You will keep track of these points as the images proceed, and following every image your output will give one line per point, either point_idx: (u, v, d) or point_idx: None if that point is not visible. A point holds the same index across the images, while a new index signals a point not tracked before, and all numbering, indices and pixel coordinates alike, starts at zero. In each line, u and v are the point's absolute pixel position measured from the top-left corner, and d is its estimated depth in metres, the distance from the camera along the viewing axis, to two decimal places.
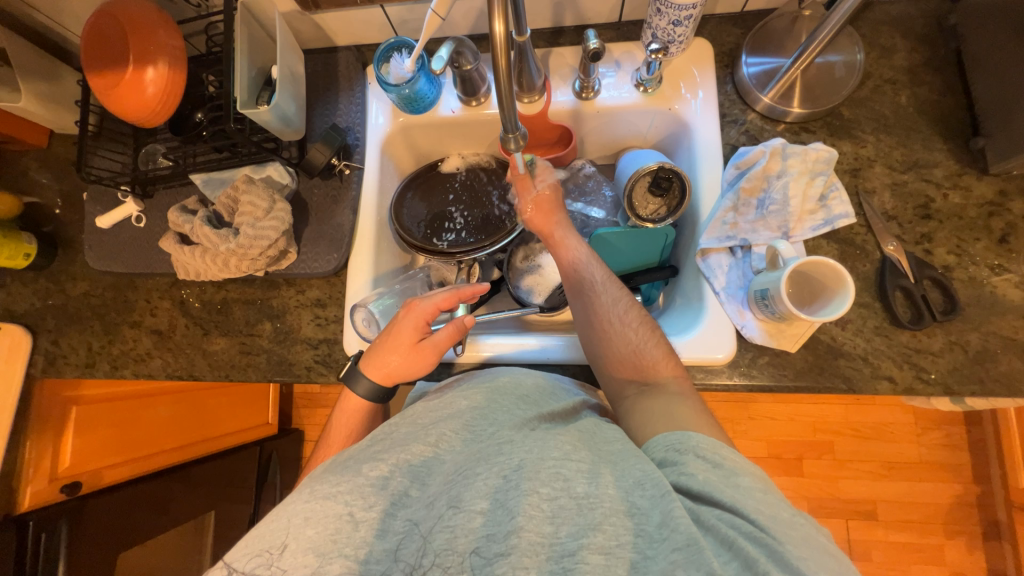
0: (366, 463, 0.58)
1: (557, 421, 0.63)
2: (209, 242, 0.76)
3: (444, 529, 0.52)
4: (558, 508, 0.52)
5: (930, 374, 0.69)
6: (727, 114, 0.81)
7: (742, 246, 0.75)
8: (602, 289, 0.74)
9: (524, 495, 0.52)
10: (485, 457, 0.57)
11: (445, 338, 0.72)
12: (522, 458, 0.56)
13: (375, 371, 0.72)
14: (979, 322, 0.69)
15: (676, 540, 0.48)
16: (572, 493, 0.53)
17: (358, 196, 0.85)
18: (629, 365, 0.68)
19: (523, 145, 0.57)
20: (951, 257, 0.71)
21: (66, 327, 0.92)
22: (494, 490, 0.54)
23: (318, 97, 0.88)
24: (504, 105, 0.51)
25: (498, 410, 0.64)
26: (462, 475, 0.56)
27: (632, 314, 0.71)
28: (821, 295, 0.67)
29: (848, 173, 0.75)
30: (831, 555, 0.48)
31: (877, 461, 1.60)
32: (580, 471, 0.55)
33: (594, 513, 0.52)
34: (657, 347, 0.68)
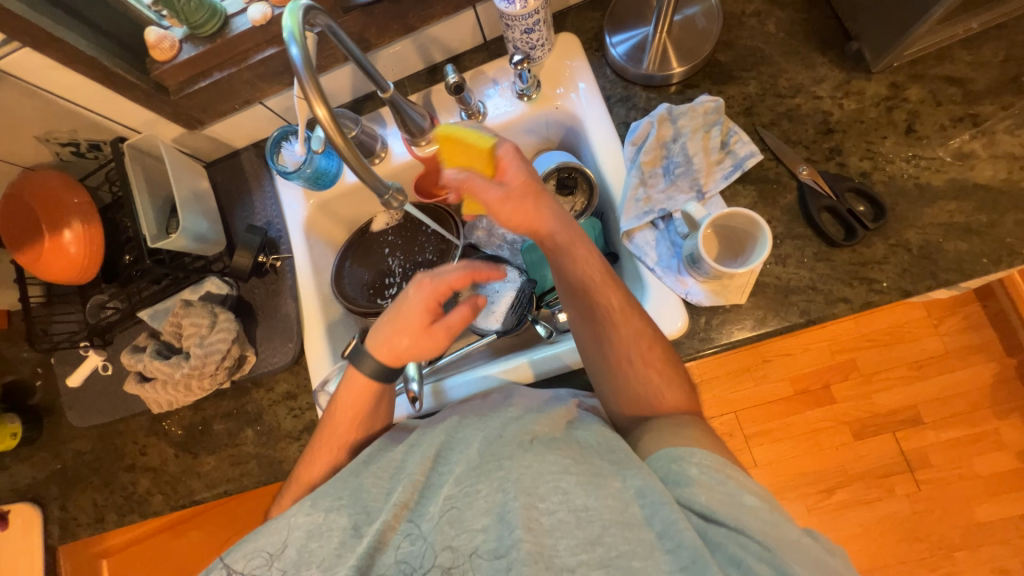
0: (368, 478, 0.59)
1: (562, 429, 0.60)
2: (164, 373, 0.78)
3: (444, 538, 0.53)
4: (558, 522, 0.52)
5: (882, 284, 0.67)
6: (612, 95, 0.81)
7: (662, 217, 0.75)
8: (621, 321, 0.64)
9: (520, 507, 0.52)
10: (484, 470, 0.56)
11: (458, 321, 0.66)
12: (520, 470, 0.55)
13: (385, 351, 0.66)
14: (912, 218, 0.68)
15: (680, 554, 0.48)
16: (571, 505, 0.52)
17: (295, 283, 0.87)
18: (644, 408, 0.63)
19: (404, 198, 0.59)
20: (866, 163, 0.70)
21: (69, 490, 0.94)
22: (496, 507, 0.53)
23: (233, 203, 0.91)
24: (363, 173, 0.52)
25: (499, 417, 0.61)
26: (458, 486, 0.55)
27: (654, 353, 0.63)
28: (747, 241, 0.67)
29: (742, 113, 0.75)
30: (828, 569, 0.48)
31: (903, 364, 1.55)
32: (582, 484, 0.54)
33: (594, 528, 0.51)
34: (676, 393, 0.63)
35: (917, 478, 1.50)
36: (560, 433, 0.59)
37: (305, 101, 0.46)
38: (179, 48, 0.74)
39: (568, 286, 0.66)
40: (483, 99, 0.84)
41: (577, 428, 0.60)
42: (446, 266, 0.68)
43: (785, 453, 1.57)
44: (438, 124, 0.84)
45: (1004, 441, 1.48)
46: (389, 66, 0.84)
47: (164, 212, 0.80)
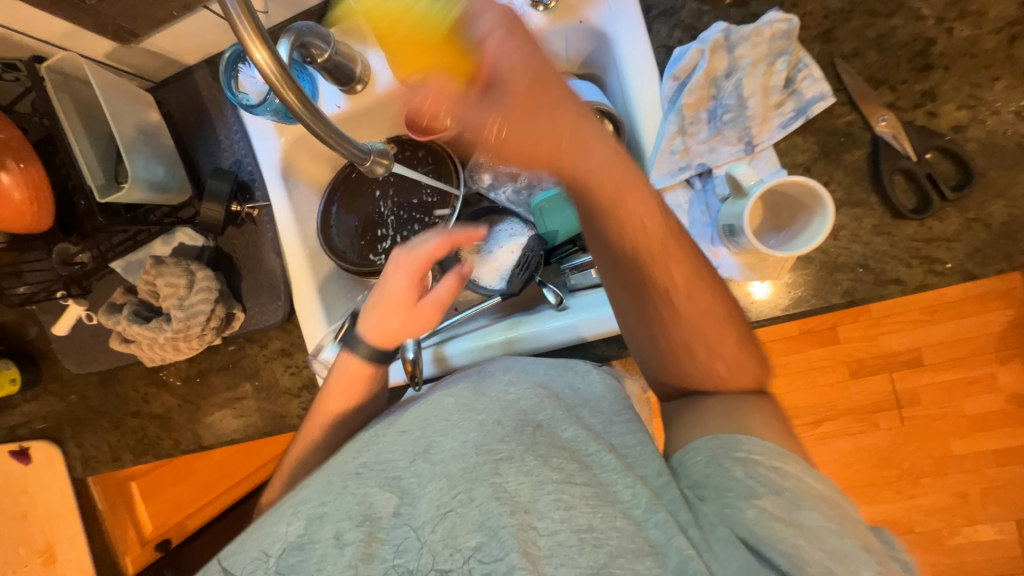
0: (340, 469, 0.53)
1: (561, 424, 0.54)
2: (147, 337, 0.73)
3: (438, 552, 0.47)
4: (556, 545, 0.46)
5: (945, 265, 0.58)
6: (652, 6, 0.63)
7: (700, 174, 0.63)
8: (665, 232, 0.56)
9: (514, 527, 0.46)
10: (474, 477, 0.50)
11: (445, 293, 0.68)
12: (514, 486, 0.48)
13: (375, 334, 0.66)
14: (1003, 187, 0.56)
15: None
16: (572, 525, 0.46)
17: (277, 235, 0.78)
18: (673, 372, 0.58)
19: (390, 161, 0.51)
20: (963, 113, 0.56)
21: (82, 431, 0.96)
22: (485, 520, 0.47)
23: (193, 137, 0.77)
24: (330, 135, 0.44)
25: (485, 420, 0.54)
26: (451, 498, 0.49)
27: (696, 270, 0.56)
28: (799, 213, 0.57)
29: (819, 38, 0.59)
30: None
31: None
32: (583, 498, 0.48)
33: (598, 551, 0.45)
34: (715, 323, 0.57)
35: (905, 414, 1.49)
36: (562, 443, 0.52)
37: (240, 44, 0.37)
38: None
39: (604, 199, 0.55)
40: None
41: (570, 424, 0.54)
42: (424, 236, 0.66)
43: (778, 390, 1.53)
44: None
45: (997, 384, 1.44)
46: None
47: (110, 155, 0.67)
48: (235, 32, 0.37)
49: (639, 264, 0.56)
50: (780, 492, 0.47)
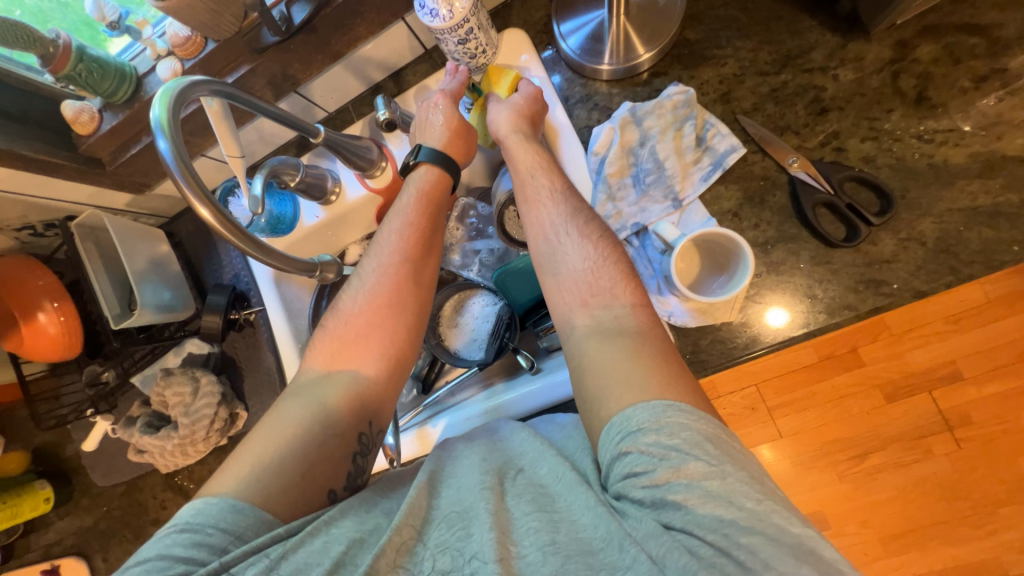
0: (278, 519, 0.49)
1: (537, 455, 0.52)
2: (156, 446, 0.79)
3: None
4: (527, 564, 0.43)
5: (892, 285, 0.59)
6: (570, 96, 0.72)
7: (637, 232, 0.67)
8: (560, 198, 0.62)
9: (492, 544, 0.44)
10: (447, 515, 0.49)
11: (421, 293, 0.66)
12: (487, 515, 0.46)
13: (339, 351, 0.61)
14: (927, 206, 0.58)
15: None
16: (540, 544, 0.44)
17: (272, 335, 0.86)
18: (580, 286, 0.57)
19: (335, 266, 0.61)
20: (869, 144, 0.60)
21: (109, 542, 1.00)
22: (449, 551, 0.46)
23: (199, 259, 0.89)
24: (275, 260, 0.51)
25: (459, 467, 0.54)
26: (444, 531, 0.47)
27: (591, 228, 0.60)
28: (730, 259, 0.60)
29: (720, 100, 0.65)
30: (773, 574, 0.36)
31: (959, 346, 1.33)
32: (553, 522, 0.45)
33: (557, 560, 0.42)
34: (614, 267, 0.57)
35: (958, 436, 1.36)
36: (539, 472, 0.51)
37: (184, 200, 0.42)
38: (101, 117, 0.70)
39: (516, 172, 0.66)
40: None
41: (545, 452, 0.52)
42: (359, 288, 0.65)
43: (811, 424, 1.41)
44: (387, 152, 0.79)
45: None
46: (326, 95, 0.77)
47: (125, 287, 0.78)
48: (182, 193, 0.43)
49: (544, 233, 0.61)
50: (667, 457, 0.42)
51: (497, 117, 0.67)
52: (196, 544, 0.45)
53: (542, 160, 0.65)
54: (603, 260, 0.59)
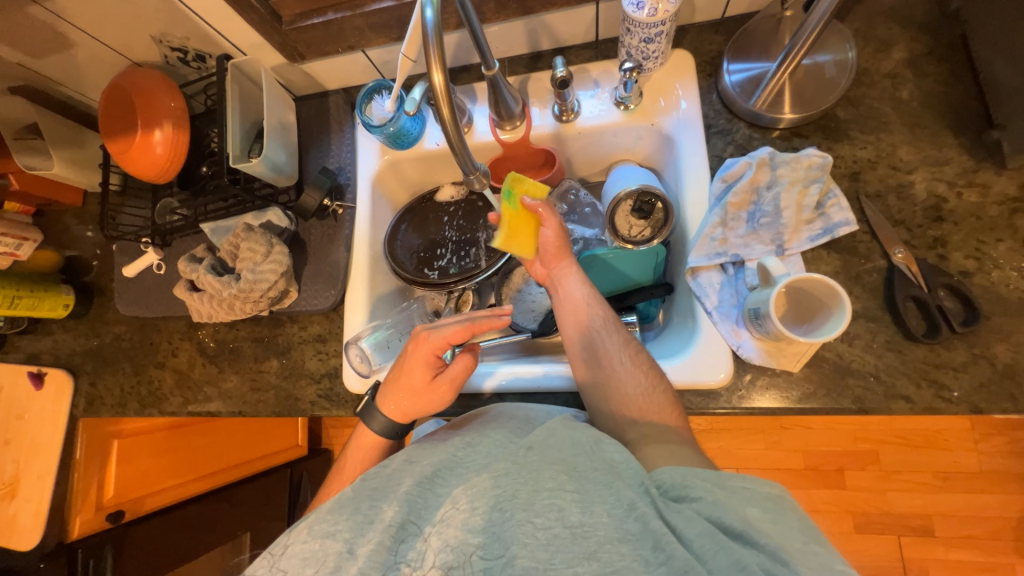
0: (364, 501, 0.61)
1: (552, 433, 0.59)
2: (213, 288, 0.80)
3: (469, 533, 0.53)
4: (553, 538, 0.51)
5: (952, 392, 0.63)
6: (713, 125, 0.78)
7: (734, 262, 0.72)
8: (611, 330, 0.71)
9: (514, 524, 0.52)
10: (479, 482, 0.57)
11: (459, 371, 0.71)
12: (513, 490, 0.55)
13: (392, 410, 0.71)
14: (1005, 333, 0.62)
15: (674, 566, 0.46)
16: (566, 523, 0.51)
17: (351, 234, 0.88)
18: (632, 408, 0.65)
19: (487, 182, 0.59)
20: (970, 262, 0.65)
21: (102, 370, 0.99)
22: (489, 525, 0.53)
23: (311, 141, 0.92)
24: (458, 149, 0.53)
25: (487, 444, 0.64)
26: (488, 499, 0.55)
27: (641, 357, 0.69)
28: (819, 310, 0.63)
29: (848, 176, 0.71)
30: (781, 564, 0.46)
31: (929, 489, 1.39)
32: (576, 500, 0.52)
33: (588, 542, 0.50)
34: (663, 395, 0.65)
35: None
36: (554, 446, 0.57)
37: (425, 65, 0.48)
38: None
39: (568, 304, 0.75)
40: (579, 97, 0.82)
41: (572, 429, 0.59)
42: (447, 321, 0.71)
43: None
44: (527, 113, 0.82)
45: None
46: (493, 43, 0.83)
47: (248, 134, 0.82)
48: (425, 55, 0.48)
49: (595, 355, 0.70)
50: (721, 484, 0.53)
51: (547, 244, 0.76)
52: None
53: (595, 292, 0.75)
54: (651, 385, 0.67)
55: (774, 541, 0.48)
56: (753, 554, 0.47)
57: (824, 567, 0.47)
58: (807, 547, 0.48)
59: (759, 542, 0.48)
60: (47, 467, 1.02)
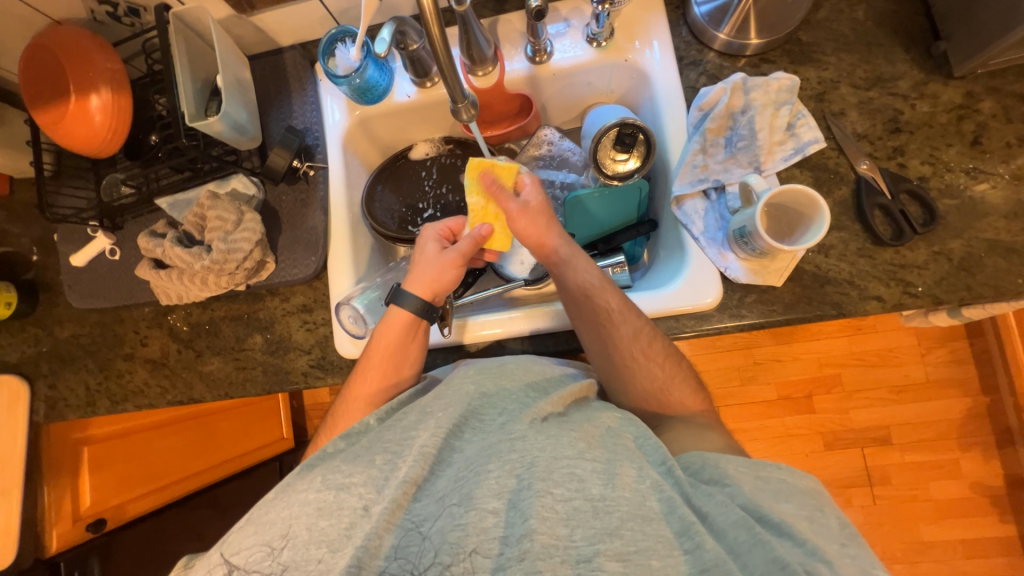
0: (379, 454, 0.55)
1: (567, 408, 0.58)
2: (183, 262, 0.75)
3: (488, 496, 0.50)
4: (573, 511, 0.48)
5: (917, 288, 0.68)
6: (685, 57, 0.79)
7: (715, 188, 0.75)
8: (620, 321, 0.67)
9: (536, 495, 0.48)
10: (497, 445, 0.53)
11: (467, 245, 0.72)
12: (535, 457, 0.51)
13: (416, 287, 0.70)
14: (959, 230, 0.68)
15: (703, 559, 0.45)
16: (586, 495, 0.49)
17: (327, 196, 0.84)
18: (652, 401, 0.67)
19: (475, 113, 0.62)
20: (926, 167, 0.70)
21: (62, 370, 0.91)
22: (509, 491, 0.50)
23: (269, 102, 0.86)
24: (449, 80, 0.55)
25: (505, 399, 0.59)
26: (507, 471, 0.51)
27: (656, 348, 0.67)
28: (799, 224, 0.68)
29: (814, 98, 0.74)
30: (822, 561, 0.43)
31: (886, 403, 1.52)
32: (596, 472, 0.51)
33: (610, 518, 0.48)
34: (683, 386, 0.67)
35: (876, 492, 1.50)
36: (568, 419, 0.57)
37: None
38: None
39: (569, 292, 0.69)
40: (551, 38, 0.81)
41: (587, 411, 0.59)
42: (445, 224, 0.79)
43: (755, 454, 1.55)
44: (500, 57, 0.80)
45: (960, 471, 1.48)
46: None
47: (202, 92, 0.77)
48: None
49: (607, 349, 0.67)
50: (762, 476, 0.53)
51: (523, 231, 0.72)
52: (317, 538, 0.50)
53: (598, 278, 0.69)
54: (670, 375, 0.67)
55: (812, 537, 0.46)
56: (791, 548, 0.45)
57: (863, 572, 0.44)
58: (845, 549, 0.46)
59: (797, 535, 0.46)
60: (13, 481, 0.91)
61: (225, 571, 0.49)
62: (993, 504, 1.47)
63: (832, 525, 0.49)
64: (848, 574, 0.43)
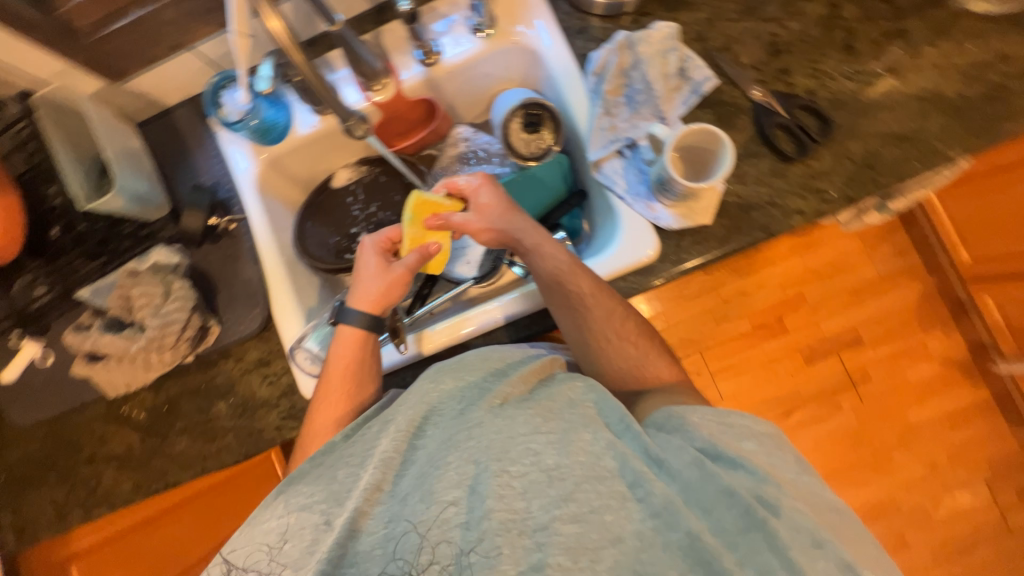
0: (340, 469, 0.55)
1: (529, 386, 0.58)
2: (116, 348, 0.73)
3: (446, 487, 0.51)
4: (529, 484, 0.50)
5: (831, 194, 0.72)
6: (570, 27, 0.81)
7: (628, 145, 0.76)
8: (593, 304, 0.68)
9: (491, 477, 0.50)
10: (455, 437, 0.54)
11: (413, 260, 0.71)
12: (490, 441, 0.52)
13: (363, 303, 0.70)
14: (854, 131, 0.73)
15: (654, 505, 0.48)
16: (541, 466, 0.51)
17: (254, 245, 0.82)
18: (630, 379, 0.68)
19: (368, 130, 0.61)
20: (811, 81, 0.74)
21: (21, 494, 0.85)
22: (468, 479, 0.51)
23: (173, 166, 0.84)
24: (324, 95, 0.57)
25: (464, 387, 0.58)
26: (465, 459, 0.52)
27: (628, 328, 0.69)
28: (708, 162, 0.71)
29: (697, 39, 0.77)
30: (772, 486, 0.48)
31: (850, 306, 1.60)
32: (550, 443, 0.52)
33: (564, 484, 0.50)
34: (658, 363, 0.69)
35: (861, 392, 1.58)
36: (529, 397, 0.57)
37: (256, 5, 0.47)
38: None
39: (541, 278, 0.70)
40: (438, 38, 0.81)
41: (549, 386, 0.58)
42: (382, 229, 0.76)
43: (745, 385, 1.61)
44: (392, 68, 0.79)
45: (928, 351, 1.58)
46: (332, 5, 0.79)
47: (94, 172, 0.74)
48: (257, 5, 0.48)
49: (582, 331, 0.69)
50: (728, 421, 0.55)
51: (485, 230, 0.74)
52: (286, 559, 0.51)
53: (568, 262, 0.69)
54: (644, 353, 0.69)
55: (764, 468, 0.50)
56: (743, 478, 0.49)
57: (814, 496, 0.50)
58: (800, 477, 0.51)
59: (749, 465, 0.50)
60: None
61: (224, 570, 0.52)
62: (963, 372, 1.57)
63: (783, 451, 0.53)
64: (795, 494, 0.49)
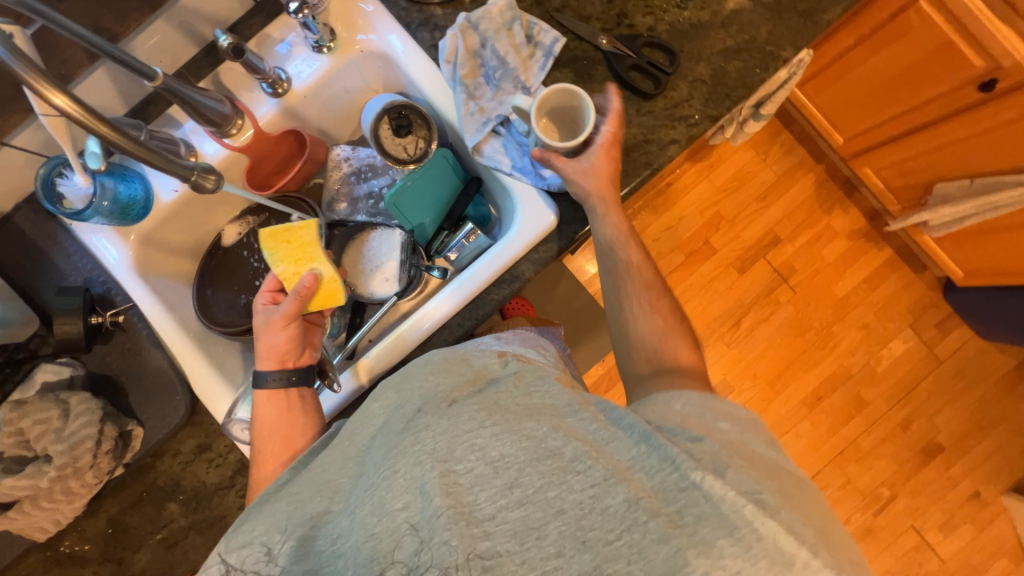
0: (286, 500, 0.51)
1: (479, 385, 0.55)
2: (25, 489, 0.65)
3: (391, 497, 0.46)
4: (476, 478, 0.46)
5: (695, 117, 0.77)
6: (411, 22, 0.79)
7: (502, 123, 0.77)
8: (637, 274, 0.72)
9: (436, 476, 0.46)
10: (400, 442, 0.50)
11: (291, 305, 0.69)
12: (433, 442, 0.48)
13: (268, 364, 0.68)
14: (699, 55, 0.77)
15: (596, 473, 0.46)
16: (486, 458, 0.48)
17: (152, 331, 0.77)
18: (649, 352, 0.68)
19: (217, 178, 0.63)
20: (648, 19, 0.78)
21: None
22: (416, 483, 0.47)
23: (32, 275, 0.76)
24: (158, 164, 0.55)
25: (411, 395, 0.55)
26: (411, 462, 0.48)
27: (662, 302, 0.71)
28: (576, 120, 0.73)
29: (535, 6, 0.79)
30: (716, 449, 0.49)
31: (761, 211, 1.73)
32: (495, 434, 0.49)
33: (510, 471, 0.47)
34: (681, 338, 0.68)
35: (792, 284, 1.71)
36: (477, 392, 0.54)
37: (36, 93, 0.44)
38: None
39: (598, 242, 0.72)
40: (282, 66, 0.78)
41: (497, 380, 0.56)
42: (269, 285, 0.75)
43: (693, 310, 1.70)
44: (242, 107, 0.76)
45: (836, 230, 1.73)
46: (154, 59, 0.74)
47: None
48: (25, 83, 0.44)
49: (620, 297, 0.72)
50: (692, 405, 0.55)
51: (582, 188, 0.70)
52: None
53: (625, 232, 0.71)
54: (670, 330, 0.69)
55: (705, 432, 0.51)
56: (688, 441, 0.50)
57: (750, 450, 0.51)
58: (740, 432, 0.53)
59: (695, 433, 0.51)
60: None
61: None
62: (870, 240, 1.73)
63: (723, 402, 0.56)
64: (731, 448, 0.50)
